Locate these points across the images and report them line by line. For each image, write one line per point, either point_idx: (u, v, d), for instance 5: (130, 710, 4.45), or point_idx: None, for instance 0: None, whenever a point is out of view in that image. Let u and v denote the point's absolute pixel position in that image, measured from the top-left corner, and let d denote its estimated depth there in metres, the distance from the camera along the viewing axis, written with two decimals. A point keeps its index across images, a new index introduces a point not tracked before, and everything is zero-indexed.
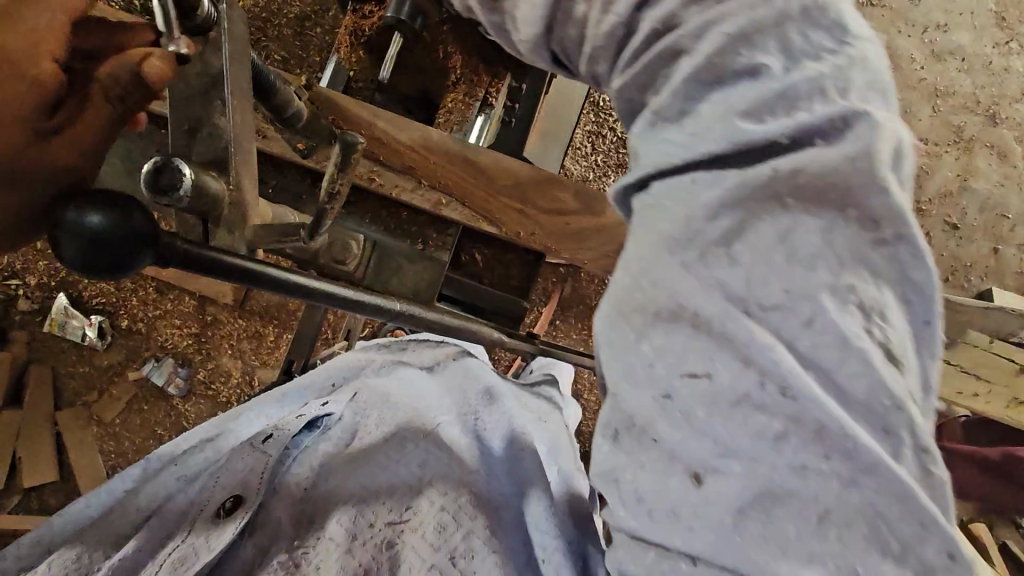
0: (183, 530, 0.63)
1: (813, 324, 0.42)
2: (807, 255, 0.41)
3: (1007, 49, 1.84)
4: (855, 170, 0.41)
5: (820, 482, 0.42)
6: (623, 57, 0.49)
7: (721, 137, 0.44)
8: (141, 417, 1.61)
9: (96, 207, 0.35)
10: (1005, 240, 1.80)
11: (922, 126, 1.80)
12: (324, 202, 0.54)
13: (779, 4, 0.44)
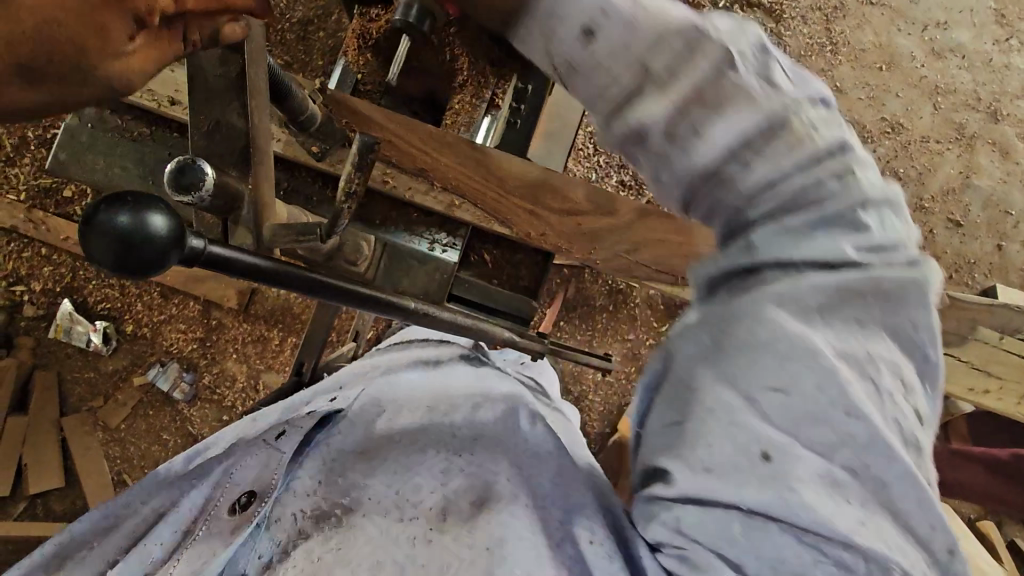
0: (201, 529, 0.65)
1: (867, 376, 0.48)
2: (860, 327, 0.48)
3: (1008, 46, 1.84)
4: (894, 283, 0.48)
5: (859, 497, 0.48)
6: (724, 165, 0.49)
7: (802, 241, 0.49)
8: (147, 422, 1.61)
9: (125, 207, 0.35)
10: (1010, 236, 1.80)
11: (924, 123, 1.80)
12: (341, 201, 0.53)
13: (837, 149, 0.49)
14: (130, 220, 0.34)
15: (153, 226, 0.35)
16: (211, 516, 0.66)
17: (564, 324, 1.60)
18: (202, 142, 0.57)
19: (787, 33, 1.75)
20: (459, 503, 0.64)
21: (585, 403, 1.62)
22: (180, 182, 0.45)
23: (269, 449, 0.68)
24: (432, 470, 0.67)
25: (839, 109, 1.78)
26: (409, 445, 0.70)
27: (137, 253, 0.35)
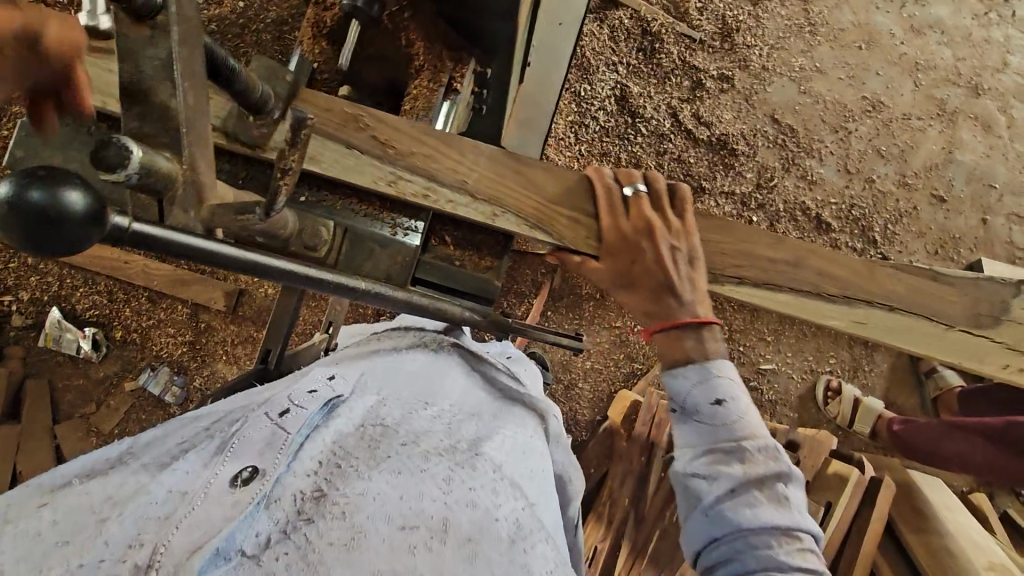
0: (184, 501, 0.46)
1: (766, 558, 0.73)
2: (764, 528, 0.74)
3: (987, 20, 1.84)
4: (776, 479, 0.77)
5: None
6: (680, 398, 0.85)
7: (728, 455, 0.79)
8: (141, 426, 1.62)
9: (39, 182, 0.32)
10: (994, 210, 1.81)
11: (905, 101, 1.80)
12: (275, 177, 0.43)
13: (740, 392, 0.83)
14: (42, 197, 0.32)
15: (68, 204, 0.32)
16: (204, 486, 0.47)
17: (552, 314, 1.60)
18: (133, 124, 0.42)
19: (765, 15, 1.75)
20: (464, 516, 0.50)
21: (575, 391, 1.63)
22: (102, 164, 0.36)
23: (274, 425, 0.53)
24: (437, 474, 0.53)
25: (820, 89, 1.78)
26: (414, 444, 0.57)
27: (51, 229, 0.32)
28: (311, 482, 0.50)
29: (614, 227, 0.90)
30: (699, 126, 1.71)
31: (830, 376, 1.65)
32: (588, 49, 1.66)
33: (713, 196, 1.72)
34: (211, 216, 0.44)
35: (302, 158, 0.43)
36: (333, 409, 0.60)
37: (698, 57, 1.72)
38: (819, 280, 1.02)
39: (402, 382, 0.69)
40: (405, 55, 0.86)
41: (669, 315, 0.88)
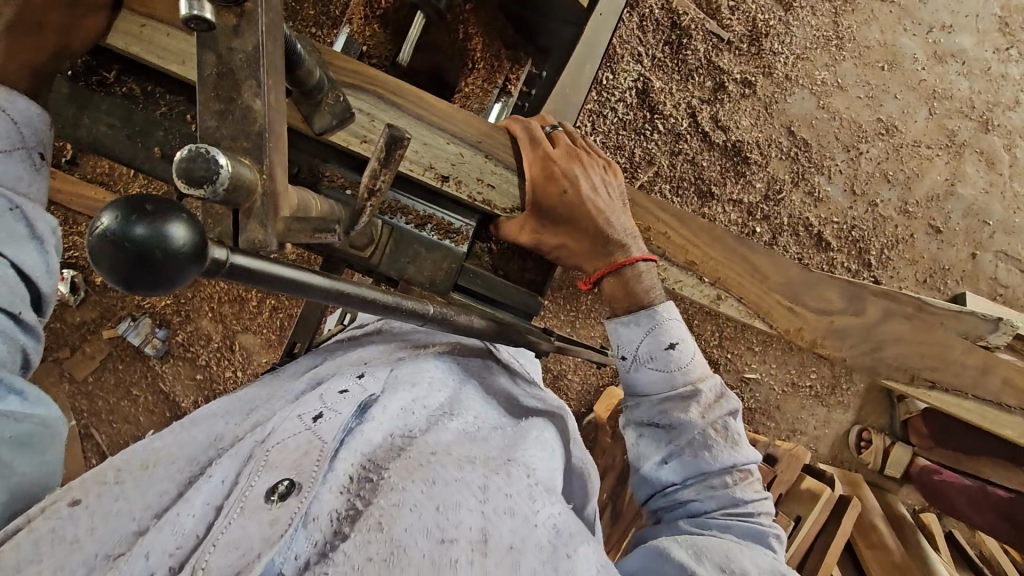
0: (232, 513, 0.56)
1: (714, 459, 0.83)
2: (701, 444, 0.83)
3: (1007, 55, 1.83)
4: (713, 399, 0.87)
5: (716, 496, 0.83)
6: (639, 332, 0.88)
7: (687, 391, 0.86)
8: (117, 376, 1.58)
9: (144, 218, 0.35)
10: (984, 246, 1.85)
11: (916, 127, 1.80)
12: (365, 200, 0.58)
13: (682, 343, 0.88)
14: (147, 231, 0.35)
15: (173, 240, 0.35)
16: (246, 500, 0.56)
17: (549, 303, 1.59)
18: (211, 124, 0.53)
19: (794, 22, 1.71)
20: (503, 527, 0.57)
21: (563, 381, 1.64)
22: (190, 176, 0.42)
23: (310, 434, 0.61)
24: (473, 483, 0.60)
25: (837, 106, 1.77)
26: (446, 453, 0.63)
27: (153, 264, 0.35)
28: (343, 496, 0.58)
29: (546, 175, 0.91)
30: (715, 130, 1.69)
31: (861, 427, 1.71)
32: (615, 37, 1.61)
33: (720, 203, 1.71)
34: (288, 229, 0.53)
35: (389, 178, 0.58)
36: (367, 409, 0.67)
37: (724, 58, 1.68)
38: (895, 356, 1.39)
39: (429, 382, 0.75)
40: (463, 48, 1.01)
41: (615, 259, 0.92)
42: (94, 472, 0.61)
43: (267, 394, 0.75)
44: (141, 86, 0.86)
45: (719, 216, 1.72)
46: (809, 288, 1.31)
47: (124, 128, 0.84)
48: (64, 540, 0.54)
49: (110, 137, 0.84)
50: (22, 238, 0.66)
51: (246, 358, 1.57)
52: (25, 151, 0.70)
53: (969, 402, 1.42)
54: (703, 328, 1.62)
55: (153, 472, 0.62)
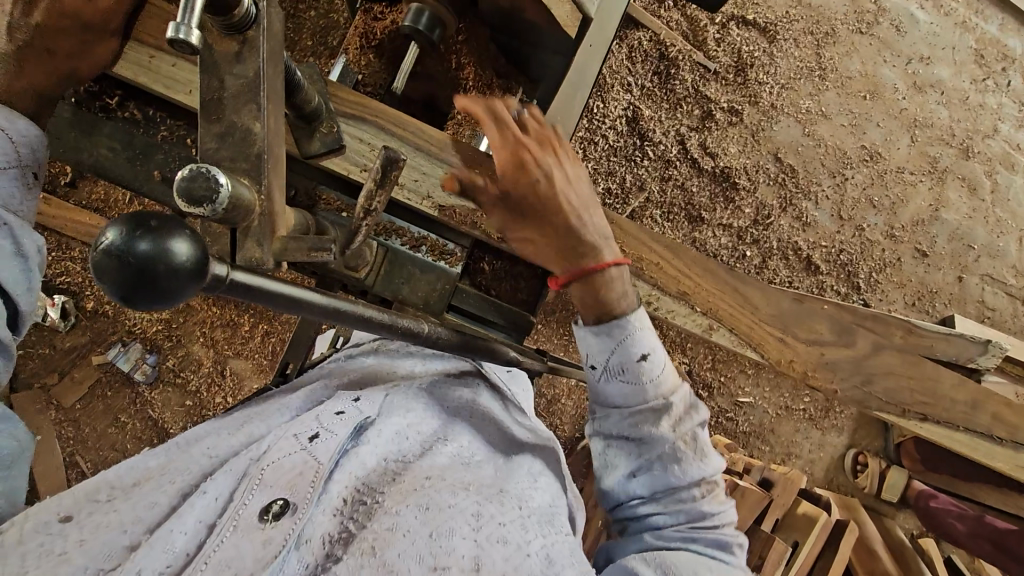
0: (225, 527, 0.55)
1: (682, 472, 0.80)
2: (671, 458, 0.80)
3: (984, 86, 1.89)
4: (681, 409, 0.82)
5: (686, 507, 0.81)
6: (609, 341, 0.80)
7: (656, 405, 0.80)
8: (105, 402, 1.56)
9: (148, 233, 0.35)
10: (969, 269, 1.88)
11: (899, 154, 1.85)
12: (360, 218, 0.59)
13: (654, 351, 0.81)
14: (153, 247, 0.35)
15: (176, 254, 0.35)
16: (238, 518, 0.56)
17: (542, 327, 1.60)
18: (211, 147, 0.54)
19: (778, 54, 1.77)
20: (495, 555, 0.56)
21: (557, 406, 1.64)
22: (191, 194, 0.43)
23: (306, 454, 0.60)
24: (466, 510, 0.59)
25: (823, 133, 1.81)
26: (439, 479, 0.63)
27: (154, 281, 0.35)
28: (336, 519, 0.58)
29: (515, 163, 0.83)
30: (704, 156, 1.72)
31: (856, 451, 1.71)
32: (606, 67, 1.65)
33: (710, 227, 1.74)
34: (284, 248, 0.54)
35: (385, 199, 0.59)
36: (362, 430, 0.67)
37: (711, 87, 1.73)
38: (889, 383, 1.36)
39: (424, 406, 0.76)
40: (455, 77, 1.03)
41: (587, 259, 0.82)
42: (81, 490, 0.61)
43: (260, 411, 0.74)
44: (143, 111, 0.87)
45: (709, 241, 1.74)
46: (799, 319, 1.31)
47: (125, 151, 0.85)
48: (53, 552, 0.53)
49: (109, 163, 0.85)
50: (9, 256, 0.64)
51: (238, 384, 1.56)
52: (20, 168, 0.69)
53: (961, 436, 1.40)
54: (696, 351, 1.63)
55: (141, 490, 0.61)
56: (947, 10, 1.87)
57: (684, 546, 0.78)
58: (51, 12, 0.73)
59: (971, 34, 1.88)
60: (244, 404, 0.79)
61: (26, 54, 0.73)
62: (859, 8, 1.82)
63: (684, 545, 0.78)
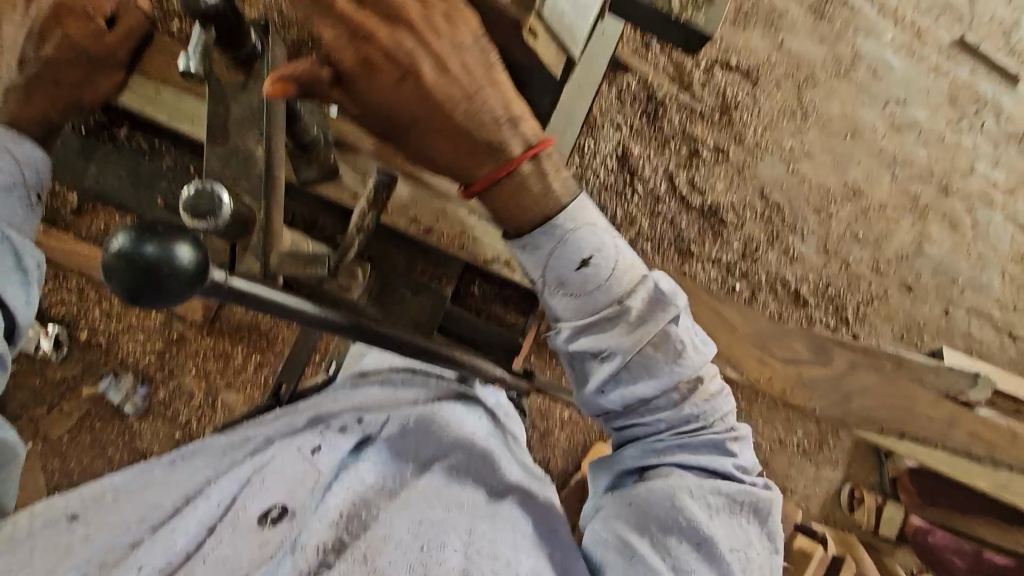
0: (225, 529, 0.65)
1: (654, 378, 0.74)
2: (640, 373, 0.74)
3: (960, 126, 1.96)
4: (645, 305, 0.73)
5: (671, 418, 0.76)
6: (548, 248, 0.71)
7: (610, 311, 0.72)
8: (92, 435, 1.54)
9: (154, 238, 0.40)
10: (955, 303, 1.91)
11: (881, 191, 1.91)
12: (353, 234, 0.64)
13: (597, 240, 0.71)
14: (158, 250, 0.40)
15: (178, 257, 0.40)
16: (238, 519, 0.66)
17: (534, 359, 1.60)
18: (215, 168, 0.58)
19: (761, 96, 1.84)
20: (482, 567, 0.61)
21: (550, 439, 1.63)
22: (194, 209, 0.47)
23: (306, 466, 0.70)
24: (459, 525, 0.64)
25: (806, 171, 1.87)
26: (434, 496, 0.68)
27: (156, 282, 0.40)
28: (333, 527, 0.66)
29: (361, 61, 0.60)
30: (692, 192, 1.77)
31: (852, 485, 1.69)
32: (596, 107, 1.71)
33: (699, 260, 1.77)
34: (280, 262, 0.56)
35: (379, 215, 0.64)
36: (361, 446, 0.75)
37: (697, 127, 1.79)
38: (872, 405, 1.38)
39: (429, 421, 0.76)
40: None
41: (492, 162, 0.66)
42: (101, 490, 0.73)
43: (265, 421, 0.82)
44: (149, 141, 0.91)
45: (700, 274, 1.77)
46: (773, 336, 1.35)
47: (131, 178, 0.89)
48: (58, 548, 0.66)
49: (115, 191, 0.88)
50: (8, 270, 0.72)
51: (228, 416, 1.55)
52: (24, 188, 0.75)
53: (922, 447, 1.44)
54: None
55: (150, 491, 0.71)
56: (921, 56, 1.96)
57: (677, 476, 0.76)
58: (59, 48, 0.76)
59: (945, 78, 1.97)
60: (261, 415, 0.86)
61: (34, 85, 0.77)
62: (836, 53, 1.91)
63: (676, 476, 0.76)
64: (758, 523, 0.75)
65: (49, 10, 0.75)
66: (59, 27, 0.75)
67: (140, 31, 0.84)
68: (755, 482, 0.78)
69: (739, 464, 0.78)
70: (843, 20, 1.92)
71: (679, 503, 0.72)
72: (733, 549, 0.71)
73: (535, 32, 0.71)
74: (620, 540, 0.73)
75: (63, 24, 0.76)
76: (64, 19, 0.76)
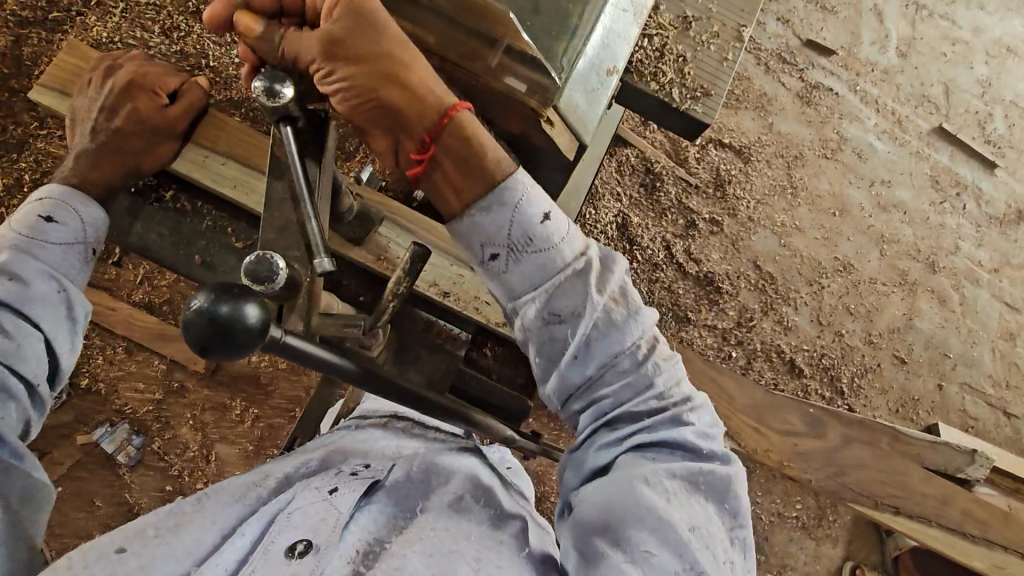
0: (254, 563, 0.63)
1: (612, 349, 0.73)
2: (599, 344, 0.72)
3: (943, 207, 2.06)
4: (592, 270, 0.72)
5: (627, 388, 0.74)
6: (502, 203, 0.69)
7: (566, 273, 0.71)
8: (79, 486, 1.51)
9: (231, 300, 0.46)
10: (948, 377, 1.94)
11: (871, 266, 1.97)
12: (389, 298, 0.64)
13: (537, 195, 0.71)
14: (232, 311, 0.45)
15: (247, 317, 0.46)
16: (268, 553, 0.64)
17: (532, 421, 1.60)
18: (271, 237, 0.67)
19: (753, 173, 1.95)
20: None
21: (546, 504, 1.60)
22: (257, 276, 0.54)
23: (328, 504, 0.68)
24: (468, 555, 0.64)
25: (798, 245, 1.95)
26: (445, 529, 0.67)
27: (231, 338, 0.46)
28: (349, 567, 0.63)
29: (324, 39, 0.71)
30: (689, 262, 1.83)
31: (854, 564, 1.65)
32: (597, 179, 1.80)
33: (696, 327, 1.81)
34: (322, 322, 0.65)
35: (411, 284, 0.66)
36: (374, 488, 0.73)
37: (694, 200, 1.88)
38: (878, 484, 1.36)
39: (437, 465, 0.78)
40: None
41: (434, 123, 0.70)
42: (128, 527, 0.68)
43: (282, 464, 0.80)
44: (192, 202, 0.96)
45: (696, 340, 1.80)
46: (770, 408, 1.35)
47: (172, 237, 0.93)
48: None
49: (145, 242, 0.92)
50: (61, 319, 0.78)
51: (220, 469, 1.53)
52: (84, 246, 0.83)
53: (934, 530, 1.39)
54: None
55: (184, 526, 0.68)
56: (903, 142, 2.08)
57: (637, 458, 0.71)
58: (127, 118, 0.87)
59: (926, 162, 2.08)
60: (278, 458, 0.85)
61: (103, 154, 0.86)
62: (823, 136, 2.04)
63: (635, 458, 0.71)
64: (716, 500, 0.69)
65: (122, 86, 0.88)
66: (129, 101, 0.88)
67: (197, 104, 0.97)
68: (713, 453, 0.72)
69: (701, 433, 0.73)
70: (828, 106, 2.06)
71: (639, 481, 0.67)
72: (693, 527, 0.65)
73: (551, 122, 0.80)
74: (585, 537, 0.66)
75: (133, 98, 0.88)
76: (134, 96, 0.88)
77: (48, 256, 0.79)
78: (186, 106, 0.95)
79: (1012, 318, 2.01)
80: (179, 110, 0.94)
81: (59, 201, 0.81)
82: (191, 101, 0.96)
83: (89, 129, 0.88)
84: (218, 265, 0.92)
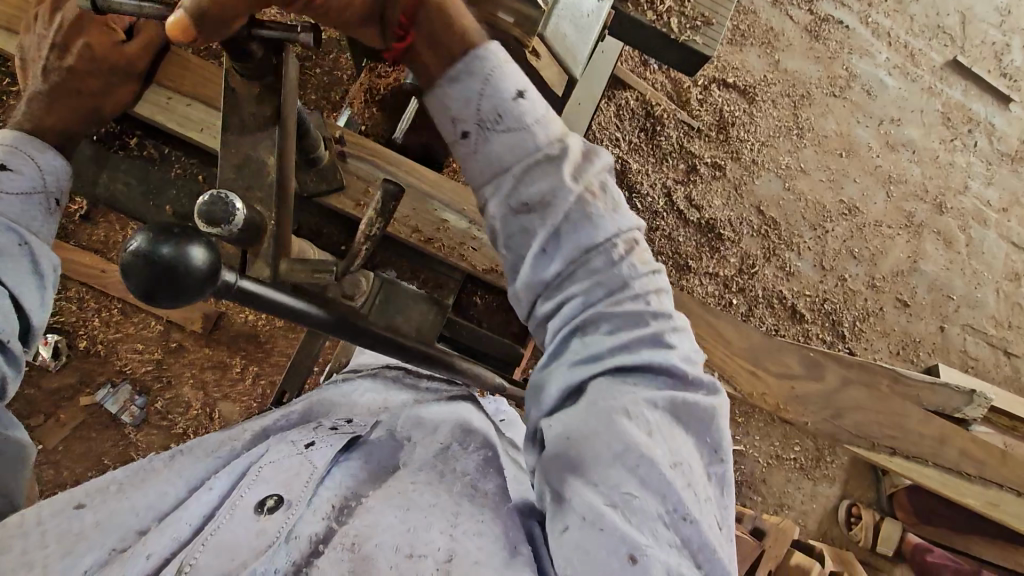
0: (223, 515, 0.63)
1: (585, 245, 0.59)
2: (569, 239, 0.59)
3: (952, 146, 1.99)
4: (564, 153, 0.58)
5: (603, 296, 0.60)
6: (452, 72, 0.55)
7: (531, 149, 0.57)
8: (88, 445, 1.53)
9: (172, 240, 0.44)
10: (950, 319, 1.93)
11: (876, 208, 1.93)
12: (361, 242, 0.65)
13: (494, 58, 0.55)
14: (174, 252, 0.43)
15: (194, 259, 0.44)
16: (235, 507, 0.63)
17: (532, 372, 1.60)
18: (230, 177, 0.63)
19: (758, 114, 1.87)
20: (470, 544, 0.58)
21: None
22: (210, 219, 0.51)
23: (302, 458, 0.67)
24: (447, 509, 0.62)
25: (802, 188, 1.89)
26: (424, 482, 0.66)
27: (175, 282, 0.43)
28: (323, 523, 0.61)
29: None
30: (690, 208, 1.79)
31: (850, 502, 1.69)
32: (595, 124, 1.73)
33: (698, 275, 1.79)
34: (289, 269, 0.61)
35: (384, 227, 0.65)
36: (354, 441, 0.72)
37: (695, 144, 1.81)
38: (875, 426, 1.37)
39: (419, 417, 0.78)
40: None
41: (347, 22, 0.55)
42: (92, 484, 0.68)
43: (259, 421, 0.81)
44: (159, 150, 0.94)
45: (697, 288, 1.79)
46: (770, 354, 1.34)
47: (141, 185, 0.91)
48: (71, 533, 0.62)
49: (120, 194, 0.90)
50: (25, 274, 0.75)
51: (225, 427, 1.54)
52: (44, 195, 0.79)
53: (929, 470, 1.40)
54: None
55: (148, 482, 0.68)
56: (914, 77, 1.99)
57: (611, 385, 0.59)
58: (80, 55, 0.81)
59: (937, 98, 2.00)
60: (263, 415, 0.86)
61: (58, 93, 0.81)
62: (831, 73, 1.94)
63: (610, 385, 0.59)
64: (702, 434, 0.59)
65: (72, 20, 0.81)
66: (82, 35, 0.81)
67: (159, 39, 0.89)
68: (701, 382, 0.61)
69: (688, 359, 0.62)
70: (838, 40, 1.96)
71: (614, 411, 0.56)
72: (676, 465, 0.55)
73: (537, 53, 0.76)
74: (556, 479, 0.57)
75: (85, 32, 0.81)
76: (87, 30, 0.81)
77: (5, 207, 0.75)
78: (146, 44, 0.88)
79: (1017, 258, 1.98)
80: (138, 47, 0.87)
81: (12, 148, 0.77)
82: (150, 37, 0.88)
83: (40, 68, 0.82)
84: (190, 216, 0.89)
